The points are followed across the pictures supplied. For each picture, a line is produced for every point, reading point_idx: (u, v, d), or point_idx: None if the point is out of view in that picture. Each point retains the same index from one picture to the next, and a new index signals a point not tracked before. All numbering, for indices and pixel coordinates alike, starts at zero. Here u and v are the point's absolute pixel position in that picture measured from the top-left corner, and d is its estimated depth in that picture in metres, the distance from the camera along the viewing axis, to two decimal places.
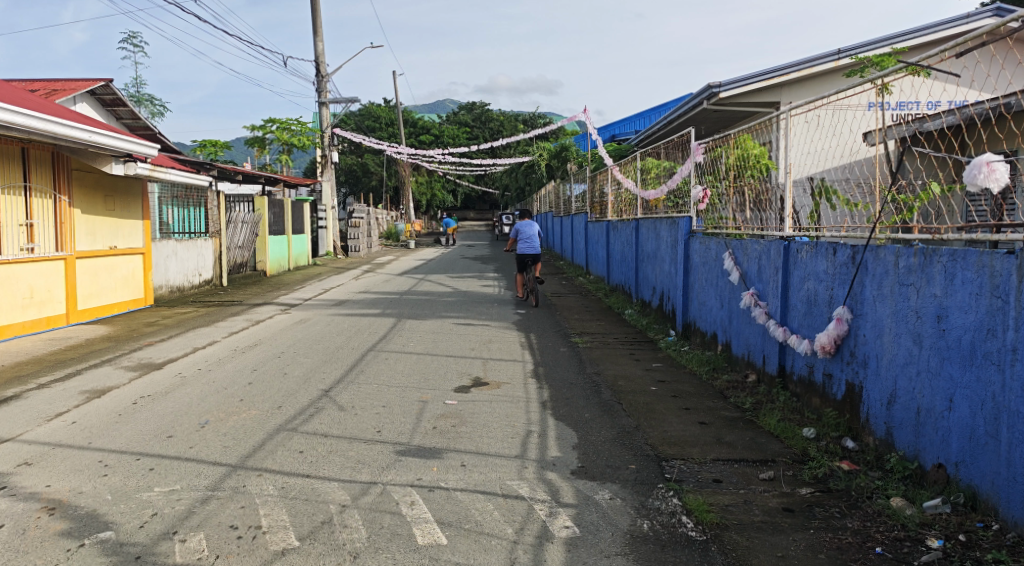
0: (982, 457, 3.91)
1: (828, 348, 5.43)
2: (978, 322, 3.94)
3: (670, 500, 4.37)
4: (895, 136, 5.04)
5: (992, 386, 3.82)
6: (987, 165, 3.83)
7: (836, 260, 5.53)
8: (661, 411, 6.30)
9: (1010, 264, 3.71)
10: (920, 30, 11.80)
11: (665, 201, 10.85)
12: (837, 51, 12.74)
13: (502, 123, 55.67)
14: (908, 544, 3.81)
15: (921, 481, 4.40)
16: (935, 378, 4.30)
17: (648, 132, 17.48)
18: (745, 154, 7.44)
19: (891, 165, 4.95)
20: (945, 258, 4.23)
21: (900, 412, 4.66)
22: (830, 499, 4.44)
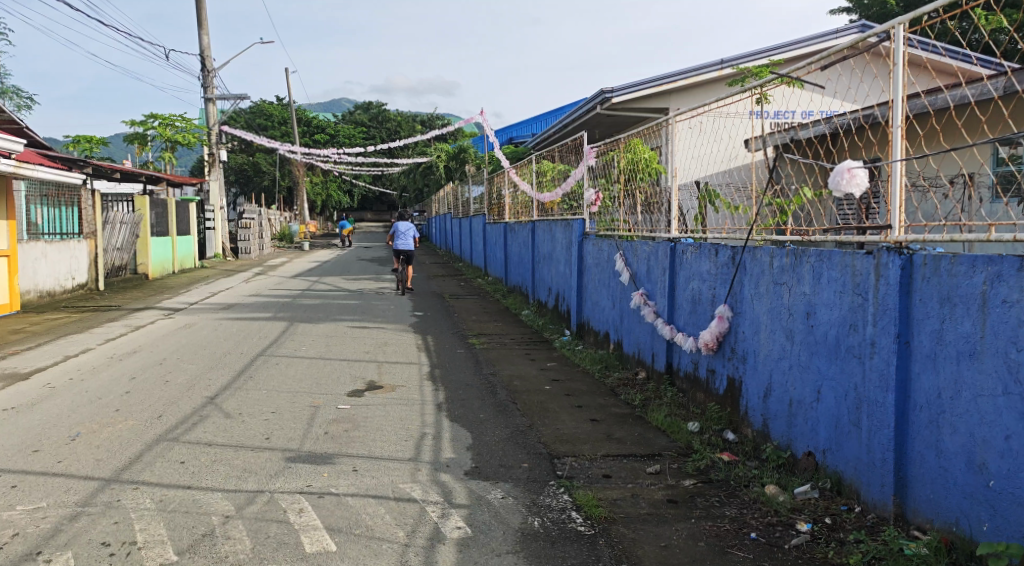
0: (846, 443, 4.18)
1: (710, 345, 5.71)
2: (842, 318, 4.20)
3: (561, 497, 4.46)
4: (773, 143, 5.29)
5: (854, 377, 4.09)
6: (848, 170, 4.10)
7: (717, 261, 5.79)
8: (555, 409, 6.41)
9: (869, 264, 3.97)
10: (795, 43, 12.52)
11: (560, 204, 11.06)
12: (720, 61, 13.32)
13: (399, 123, 55.30)
14: (779, 529, 4.02)
15: (793, 468, 4.68)
16: (806, 372, 4.57)
17: (544, 136, 17.77)
18: (635, 158, 7.66)
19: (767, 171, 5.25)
20: (814, 258, 4.50)
21: (775, 404, 4.94)
22: (711, 489, 4.64)
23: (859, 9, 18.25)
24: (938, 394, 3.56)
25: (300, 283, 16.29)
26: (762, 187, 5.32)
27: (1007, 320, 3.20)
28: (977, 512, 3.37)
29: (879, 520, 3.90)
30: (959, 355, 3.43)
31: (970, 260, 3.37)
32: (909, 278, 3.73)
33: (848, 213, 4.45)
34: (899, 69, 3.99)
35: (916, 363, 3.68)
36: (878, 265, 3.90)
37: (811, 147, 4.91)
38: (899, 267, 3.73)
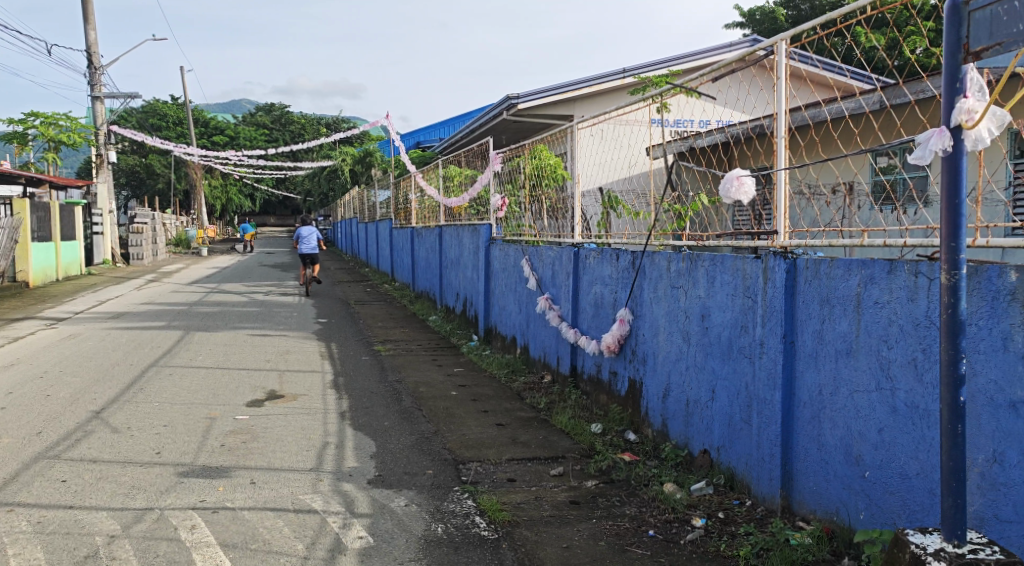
0: (738, 440, 4.36)
1: (612, 347, 5.83)
2: (734, 319, 4.38)
3: (465, 502, 4.46)
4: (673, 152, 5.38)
5: (745, 376, 4.27)
6: (735, 179, 4.17)
7: (619, 265, 5.93)
8: (460, 415, 6.41)
9: (758, 268, 4.16)
10: (692, 54, 12.98)
11: (467, 209, 11.08)
12: (622, 70, 13.66)
13: (302, 126, 54.12)
14: (676, 525, 4.14)
15: (690, 466, 4.84)
16: (701, 372, 4.74)
17: (452, 141, 17.76)
18: (541, 164, 7.73)
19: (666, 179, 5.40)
20: (707, 263, 4.67)
21: (672, 404, 5.10)
22: (612, 489, 4.74)
23: (753, 23, 19.03)
24: (819, 390, 3.75)
25: (197, 290, 15.69)
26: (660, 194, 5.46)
27: (878, 319, 3.39)
28: (854, 501, 3.56)
29: (768, 512, 4.08)
30: (838, 353, 3.63)
31: (846, 263, 3.56)
32: (794, 281, 3.92)
33: (740, 220, 4.64)
34: (782, 82, 4.20)
35: (801, 361, 3.88)
36: (765, 269, 4.09)
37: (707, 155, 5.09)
38: (784, 271, 3.92)
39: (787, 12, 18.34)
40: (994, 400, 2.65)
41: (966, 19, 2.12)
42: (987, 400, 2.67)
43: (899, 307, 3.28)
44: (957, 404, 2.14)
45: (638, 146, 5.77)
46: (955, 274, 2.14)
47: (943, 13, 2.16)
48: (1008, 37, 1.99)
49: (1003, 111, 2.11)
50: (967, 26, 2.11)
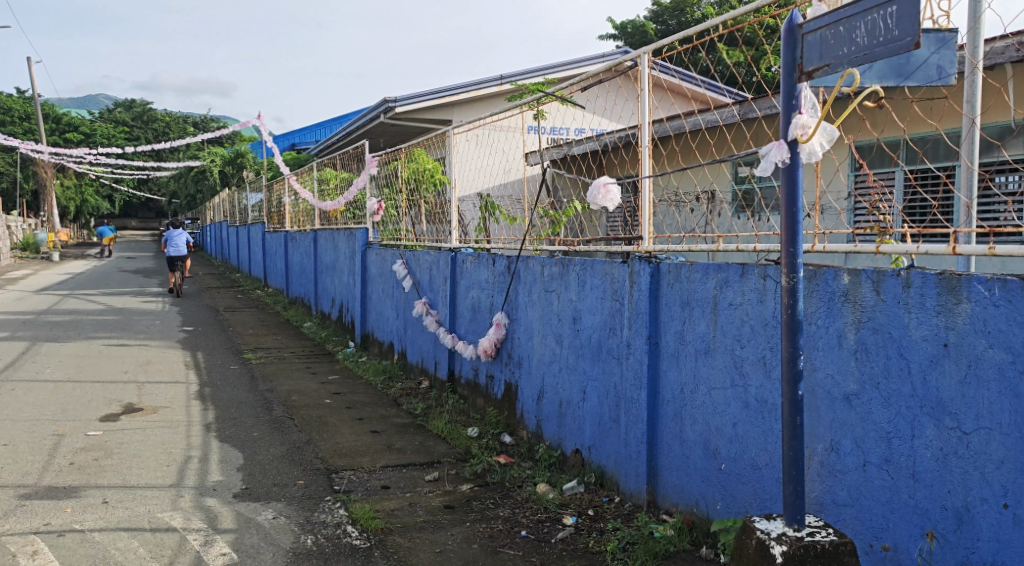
0: (608, 439, 4.50)
1: (489, 351, 5.88)
2: (603, 321, 4.51)
3: (336, 512, 4.37)
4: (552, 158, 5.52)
5: (614, 377, 4.42)
6: (603, 186, 4.24)
7: (495, 270, 5.99)
8: (334, 423, 6.27)
9: (625, 271, 4.31)
10: (567, 64, 13.30)
11: (343, 213, 10.87)
12: (499, 77, 13.81)
13: (167, 124, 51.48)
14: (547, 524, 4.22)
15: (562, 466, 4.95)
16: (573, 374, 4.86)
17: (327, 143, 17.38)
18: (419, 167, 7.71)
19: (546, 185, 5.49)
20: (578, 267, 4.79)
21: (546, 406, 5.20)
22: (486, 491, 4.77)
23: (624, 36, 19.68)
24: (681, 388, 3.94)
25: (46, 298, 14.60)
26: (537, 200, 5.57)
27: (732, 320, 3.59)
28: (712, 492, 3.75)
29: (635, 507, 4.24)
30: (697, 353, 3.81)
31: (704, 267, 3.75)
32: (657, 284, 4.10)
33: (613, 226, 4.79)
34: (645, 94, 4.37)
35: (664, 361, 4.05)
36: (632, 273, 4.24)
37: (580, 163, 5.21)
38: (648, 275, 4.09)
39: (656, 27, 19.12)
40: (831, 393, 2.86)
41: (800, 41, 2.28)
42: (825, 394, 2.89)
43: (751, 308, 3.48)
44: (796, 397, 2.30)
45: (513, 152, 5.87)
46: (794, 277, 2.30)
47: (780, 35, 2.32)
48: (836, 59, 2.16)
49: (832, 127, 2.29)
50: (801, 47, 2.28)
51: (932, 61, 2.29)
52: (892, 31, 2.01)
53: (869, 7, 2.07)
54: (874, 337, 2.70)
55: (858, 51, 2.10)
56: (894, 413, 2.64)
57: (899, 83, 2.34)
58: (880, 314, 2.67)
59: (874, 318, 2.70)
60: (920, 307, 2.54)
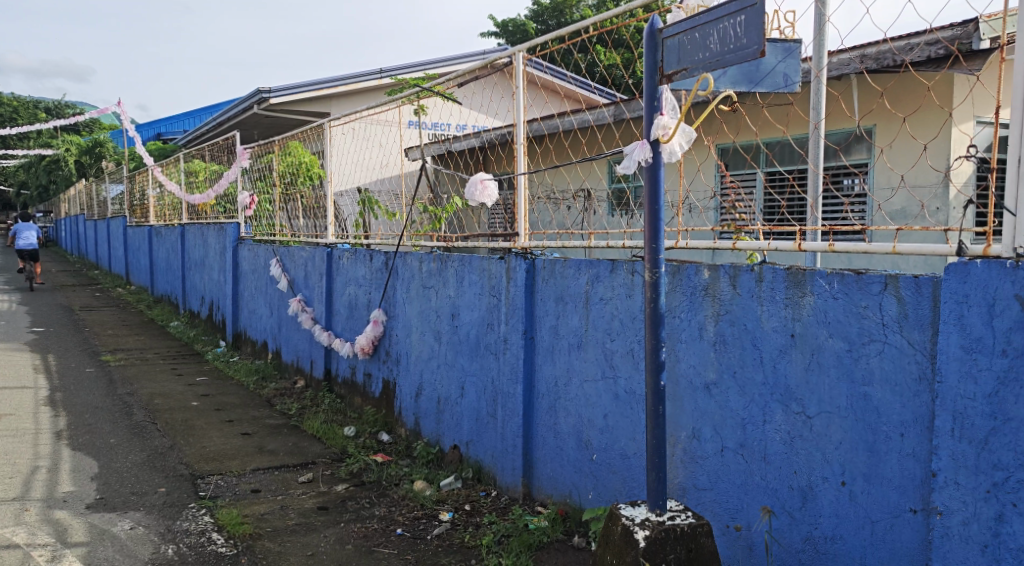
0: (485, 434, 4.54)
1: (366, 349, 5.80)
2: (481, 317, 4.54)
3: (201, 519, 4.18)
4: (433, 154, 5.50)
5: (491, 372, 4.45)
6: (481, 182, 4.20)
7: (372, 266, 5.90)
8: (201, 426, 6.00)
9: (502, 268, 4.35)
10: (448, 59, 13.24)
11: (213, 207, 10.40)
12: (379, 70, 13.58)
13: (14, 109, 47.59)
14: (423, 521, 4.21)
15: (440, 462, 4.95)
16: (451, 370, 4.86)
17: (197, 133, 16.57)
18: (294, 161, 7.49)
19: (429, 180, 5.46)
20: (456, 263, 4.79)
21: (424, 402, 5.18)
22: (362, 491, 4.70)
23: (505, 35, 19.79)
24: (555, 382, 4.02)
25: None
26: (416, 196, 5.52)
27: (603, 315, 3.69)
28: (584, 483, 3.85)
29: (511, 500, 4.29)
30: (570, 347, 3.90)
31: (577, 264, 3.83)
32: (533, 280, 4.16)
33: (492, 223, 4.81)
34: (520, 92, 4.40)
35: (539, 355, 4.13)
36: (509, 269, 4.28)
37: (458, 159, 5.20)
38: (524, 271, 4.15)
39: (536, 27, 19.39)
40: (693, 383, 3.01)
41: (661, 45, 2.38)
42: (688, 385, 3.03)
43: (620, 303, 3.58)
44: (658, 387, 2.39)
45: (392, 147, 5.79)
46: (656, 271, 2.39)
47: (642, 38, 2.40)
48: (693, 63, 2.26)
49: (690, 129, 2.39)
50: (661, 51, 2.37)
51: (779, 69, 2.42)
52: (741, 39, 2.13)
53: (720, 16, 2.17)
54: (731, 329, 2.84)
55: (711, 57, 2.20)
56: (748, 400, 2.79)
57: (750, 90, 2.48)
58: (736, 307, 2.82)
59: (731, 311, 2.84)
60: (771, 300, 2.70)
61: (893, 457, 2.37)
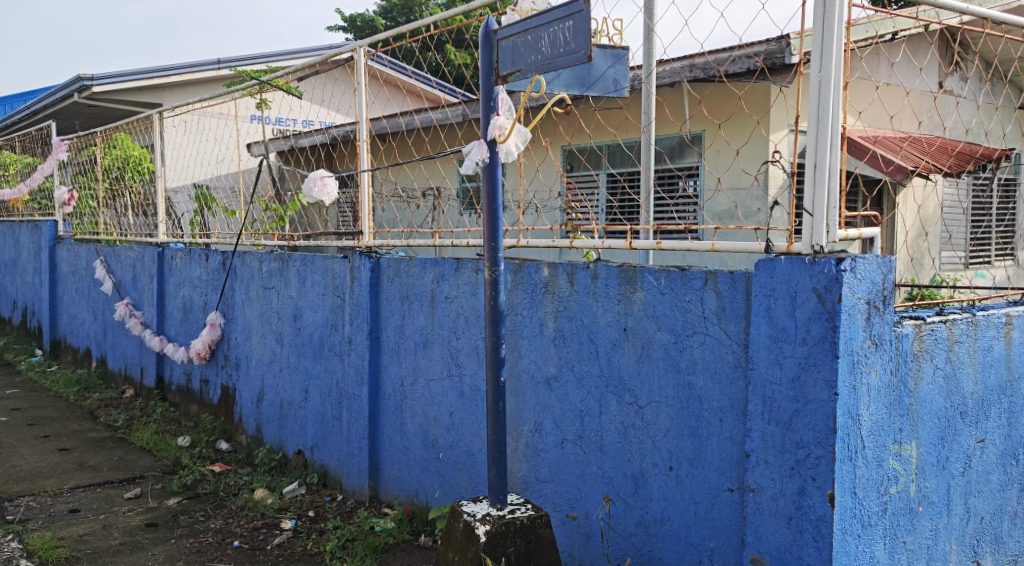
0: (330, 437, 4.44)
1: (202, 353, 5.51)
2: (325, 318, 4.43)
3: (9, 546, 3.81)
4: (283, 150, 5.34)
5: (335, 374, 4.36)
6: (319, 179, 4.04)
7: (208, 266, 5.60)
8: (11, 443, 5.46)
9: (345, 267, 4.26)
10: (293, 52, 12.75)
11: (27, 204, 9.49)
12: (217, 61, 12.84)
13: None
14: (263, 531, 4.04)
15: (283, 469, 4.77)
16: (293, 373, 4.72)
17: (7, 123, 15.04)
18: (121, 155, 6.97)
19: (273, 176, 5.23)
20: (298, 263, 4.64)
21: (266, 408, 4.99)
22: (196, 504, 4.45)
23: (354, 30, 19.39)
24: (401, 382, 4.00)
25: None
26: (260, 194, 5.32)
27: (448, 313, 3.70)
28: (431, 482, 3.85)
29: (356, 504, 4.21)
30: (415, 346, 3.89)
31: (423, 262, 3.82)
32: (378, 280, 4.10)
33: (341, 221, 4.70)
34: (363, 88, 4.26)
35: (385, 356, 4.08)
36: (352, 268, 4.20)
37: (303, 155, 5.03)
38: (369, 270, 4.08)
39: (384, 23, 19.13)
40: (534, 377, 3.10)
41: (496, 46, 2.42)
42: (530, 380, 3.11)
43: (464, 301, 3.60)
44: (498, 383, 2.44)
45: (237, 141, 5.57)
46: (495, 269, 2.43)
47: (478, 39, 2.43)
48: (526, 65, 2.31)
49: (526, 130, 2.44)
50: (497, 52, 2.41)
51: (609, 74, 2.52)
52: (570, 44, 2.19)
53: (551, 20, 2.24)
54: (569, 324, 2.94)
55: (543, 60, 2.26)
56: (586, 393, 2.90)
57: (583, 93, 2.55)
58: (574, 304, 2.92)
59: (569, 308, 2.94)
60: (605, 296, 2.81)
61: (713, 441, 2.53)
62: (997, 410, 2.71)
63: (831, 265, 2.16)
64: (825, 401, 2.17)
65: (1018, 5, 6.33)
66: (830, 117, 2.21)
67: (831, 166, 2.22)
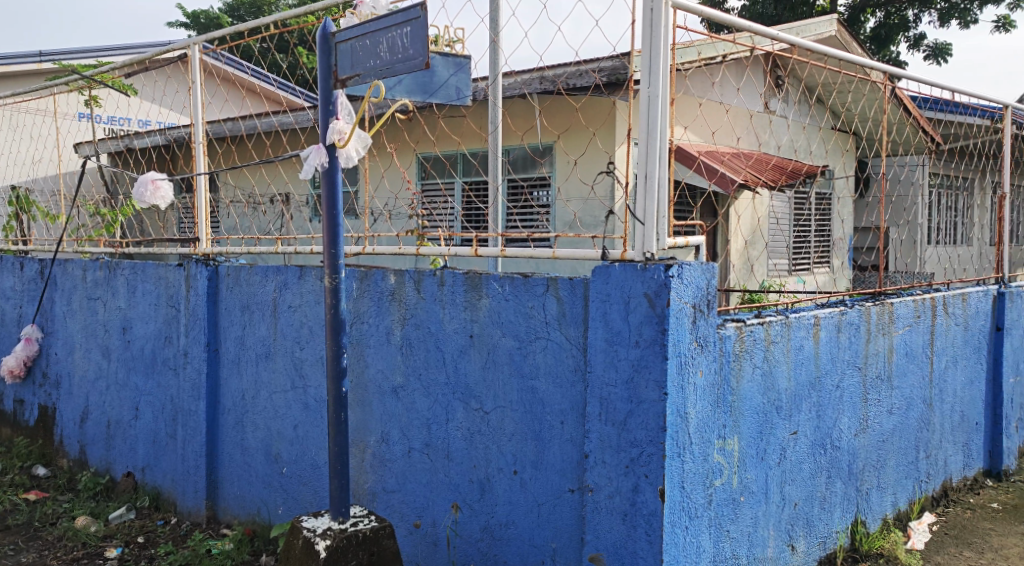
0: (163, 457, 4.17)
1: (16, 371, 5.01)
2: (157, 330, 4.16)
3: None
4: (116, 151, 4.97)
5: (170, 390, 4.10)
6: (151, 183, 3.64)
7: (24, 276, 5.11)
8: None
9: (180, 276, 4.02)
10: (128, 47, 11.92)
11: None
12: (39, 54, 11.77)
13: None
14: (85, 561, 3.73)
15: (110, 493, 4.43)
16: (122, 389, 4.39)
17: None
18: None
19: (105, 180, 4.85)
20: (127, 271, 4.33)
21: (91, 428, 4.62)
22: (7, 537, 4.04)
23: (197, 26, 18.40)
24: (241, 396, 3.82)
25: None
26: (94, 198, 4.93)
27: (292, 323, 3.57)
28: (274, 498, 3.70)
29: (193, 526, 3.97)
30: (257, 358, 3.73)
31: (264, 270, 3.68)
32: (216, 289, 3.90)
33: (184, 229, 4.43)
34: (197, 88, 4.03)
35: (224, 368, 3.89)
36: (188, 276, 3.97)
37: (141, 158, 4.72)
38: (206, 279, 3.87)
39: (231, 21, 18.30)
40: (381, 387, 3.05)
41: (334, 48, 2.36)
42: (377, 389, 3.07)
43: (308, 310, 3.50)
44: (340, 394, 2.38)
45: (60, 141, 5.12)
46: (336, 277, 2.38)
47: (315, 41, 2.37)
48: (364, 69, 2.28)
49: (366, 134, 2.40)
50: (335, 55, 2.36)
51: (451, 82, 2.53)
52: (408, 50, 2.19)
53: (388, 25, 2.22)
54: (416, 331, 2.93)
55: (382, 65, 2.24)
56: (432, 400, 2.89)
57: (424, 99, 2.53)
58: (421, 311, 2.91)
59: (415, 315, 2.93)
60: (451, 303, 2.82)
61: (555, 443, 2.59)
62: (808, 404, 2.95)
63: (660, 271, 2.27)
64: (656, 401, 2.28)
65: (830, 35, 6.94)
66: (658, 130, 2.33)
67: (659, 177, 2.34)
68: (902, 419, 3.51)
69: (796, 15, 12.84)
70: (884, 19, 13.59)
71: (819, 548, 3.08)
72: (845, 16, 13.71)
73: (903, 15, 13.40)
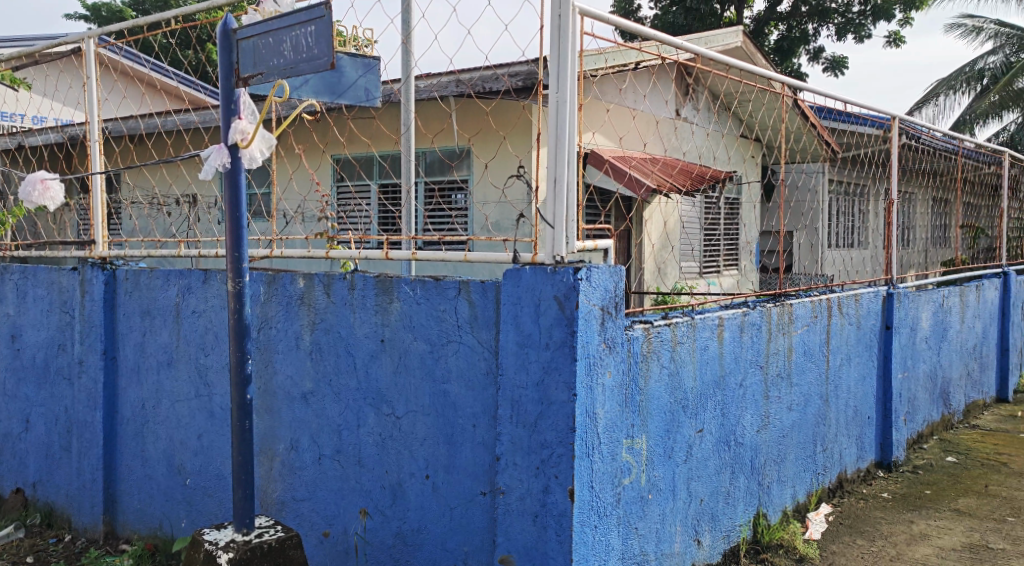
0: (56, 471, 3.95)
1: None
2: (49, 338, 3.94)
3: None
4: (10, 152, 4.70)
5: (64, 401, 3.89)
6: (39, 182, 3.42)
7: None
8: None
9: (74, 280, 3.81)
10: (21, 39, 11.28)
11: None
12: None
13: None
14: None
15: None
16: (11, 401, 4.14)
17: None
18: None
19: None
20: (16, 275, 4.09)
21: None
22: None
23: (96, 19, 17.58)
24: (141, 405, 3.66)
25: None
26: None
27: (196, 328, 3.44)
28: (176, 511, 3.57)
29: (89, 543, 3.78)
30: (158, 365, 3.58)
31: (165, 274, 3.54)
32: (113, 295, 3.72)
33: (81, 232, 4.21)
34: (92, 84, 3.84)
35: (123, 377, 3.71)
36: (83, 281, 3.78)
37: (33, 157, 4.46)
38: (102, 283, 3.69)
39: (134, 14, 17.57)
40: (290, 393, 2.98)
41: (235, 46, 2.29)
42: (286, 396, 3.00)
43: (214, 315, 3.38)
44: (244, 401, 2.31)
45: None
46: (240, 281, 2.30)
47: (214, 38, 2.30)
48: (267, 68, 2.22)
49: (270, 135, 2.34)
50: (236, 53, 2.29)
51: (360, 83, 2.49)
52: (313, 50, 2.16)
53: (291, 24, 2.18)
54: (326, 336, 2.88)
55: (285, 64, 2.19)
56: (343, 406, 2.84)
57: (332, 100, 2.48)
58: (330, 316, 2.85)
59: (325, 319, 2.87)
60: (361, 307, 2.78)
61: (466, 447, 2.58)
62: (712, 403, 3.04)
63: (569, 274, 2.30)
64: (565, 402, 2.31)
65: (736, 46, 7.19)
66: (566, 136, 2.36)
67: (568, 181, 2.37)
68: (800, 416, 3.66)
69: (705, 26, 13.30)
70: (786, 32, 14.20)
71: (723, 541, 3.18)
72: (750, 28, 14.25)
73: (803, 29, 14.06)
